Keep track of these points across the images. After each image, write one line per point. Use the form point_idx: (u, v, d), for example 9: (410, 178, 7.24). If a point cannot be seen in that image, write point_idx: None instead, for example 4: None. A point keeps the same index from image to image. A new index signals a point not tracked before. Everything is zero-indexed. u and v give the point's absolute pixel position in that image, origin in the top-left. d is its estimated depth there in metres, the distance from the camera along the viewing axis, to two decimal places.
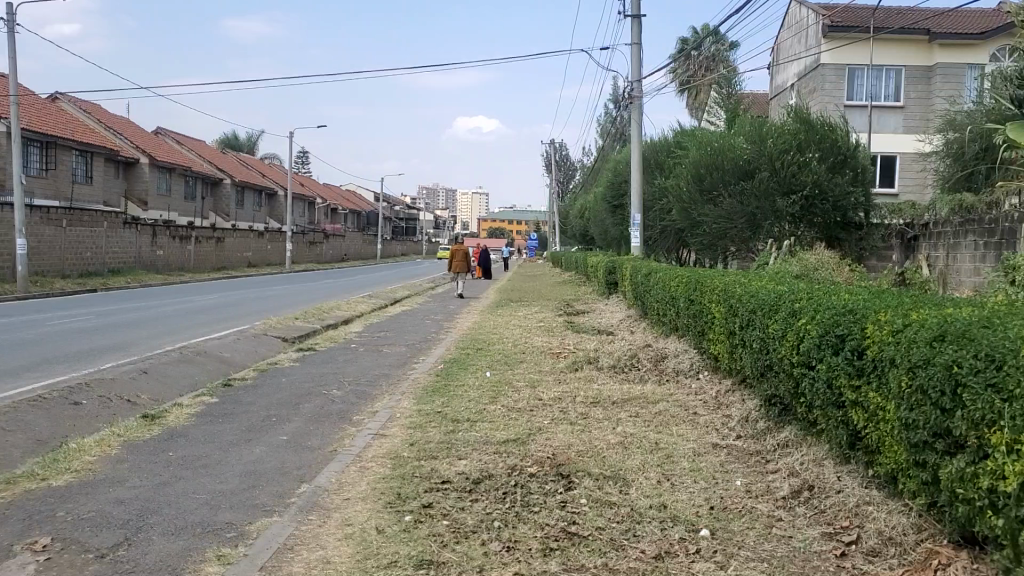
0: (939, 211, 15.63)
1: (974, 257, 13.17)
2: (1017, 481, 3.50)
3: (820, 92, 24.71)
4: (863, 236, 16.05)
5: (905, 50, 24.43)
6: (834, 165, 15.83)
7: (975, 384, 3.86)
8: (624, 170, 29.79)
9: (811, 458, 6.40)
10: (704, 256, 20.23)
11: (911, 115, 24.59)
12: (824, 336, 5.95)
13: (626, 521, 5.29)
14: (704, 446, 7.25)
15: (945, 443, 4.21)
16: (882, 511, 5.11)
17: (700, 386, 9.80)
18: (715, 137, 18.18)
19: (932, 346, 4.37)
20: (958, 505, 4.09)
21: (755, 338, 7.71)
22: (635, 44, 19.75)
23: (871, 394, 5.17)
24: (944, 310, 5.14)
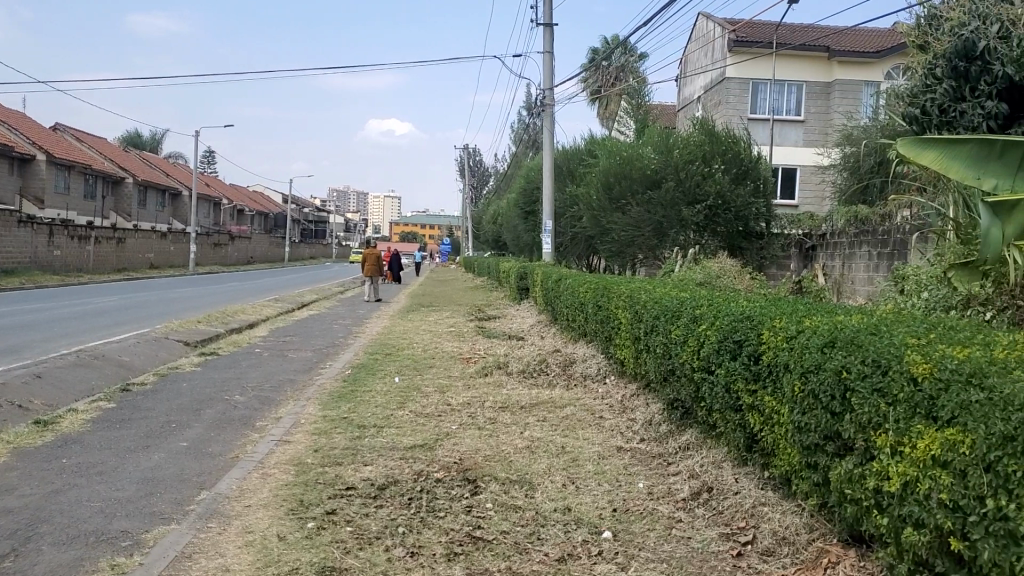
0: (836, 222, 16.18)
1: (867, 267, 13.69)
2: (900, 481, 3.65)
3: (725, 105, 25.35)
4: (763, 245, 16.69)
5: (806, 66, 25.25)
6: (737, 177, 16.44)
7: (862, 389, 4.03)
8: (535, 177, 30.03)
9: (711, 459, 6.56)
10: (613, 263, 20.52)
11: (811, 129, 25.43)
12: (723, 341, 6.12)
13: (531, 524, 5.33)
14: (609, 449, 7.36)
15: (835, 445, 4.37)
16: (777, 512, 5.27)
17: (607, 391, 9.92)
18: (624, 147, 18.49)
19: (823, 352, 4.54)
20: (846, 505, 4.25)
21: (658, 343, 7.87)
22: (547, 52, 19.93)
23: (767, 398, 5.34)
24: (835, 317, 5.34)
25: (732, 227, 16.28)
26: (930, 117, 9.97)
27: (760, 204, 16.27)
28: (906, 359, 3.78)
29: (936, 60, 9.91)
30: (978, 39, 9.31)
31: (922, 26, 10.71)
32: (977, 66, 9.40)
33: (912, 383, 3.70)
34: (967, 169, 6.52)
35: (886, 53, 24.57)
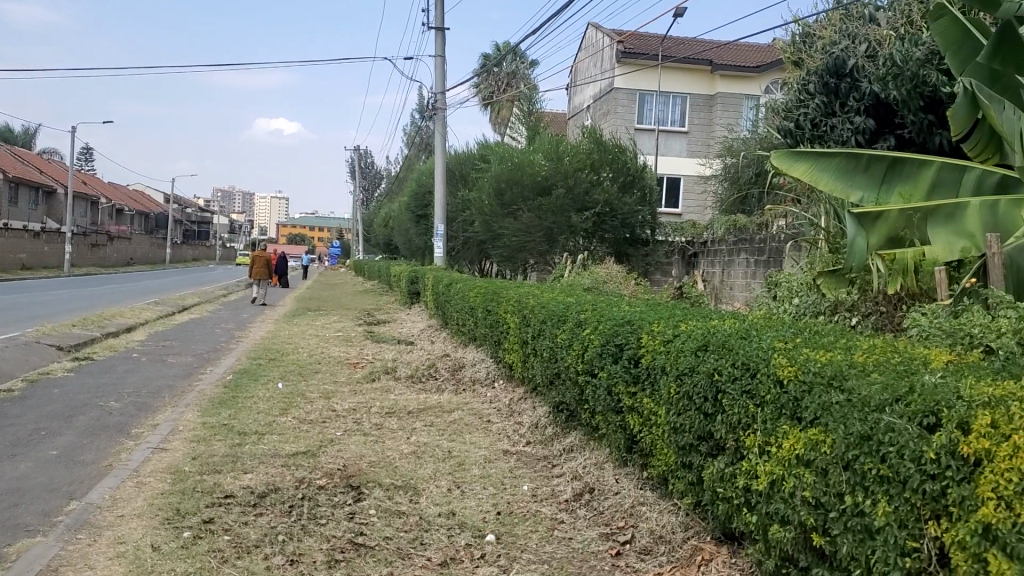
0: (716, 230, 16.69)
1: (745, 274, 14.14)
2: (767, 479, 3.81)
3: (613, 114, 25.83)
4: (648, 252, 17.11)
5: (690, 78, 25.95)
6: (624, 185, 16.87)
7: (733, 391, 4.20)
8: (426, 181, 29.95)
9: (593, 461, 6.67)
10: (504, 268, 20.63)
11: (694, 140, 26.16)
12: (605, 345, 6.24)
13: (414, 529, 5.31)
14: (495, 453, 7.40)
15: (708, 446, 4.52)
16: (654, 511, 5.40)
17: (495, 395, 9.97)
18: (513, 152, 18.65)
19: (697, 355, 4.70)
20: (719, 503, 4.40)
21: (544, 346, 7.97)
22: (438, 56, 19.90)
23: (645, 399, 5.48)
24: (710, 321, 5.53)
25: (619, 234, 16.75)
26: (803, 130, 10.44)
27: (644, 212, 16.79)
28: (773, 362, 3.94)
29: (810, 76, 10.34)
30: (847, 58, 9.82)
31: (795, 42, 11.27)
32: (847, 83, 9.85)
33: (778, 386, 3.87)
34: (835, 183, 7.26)
35: (766, 68, 25.47)
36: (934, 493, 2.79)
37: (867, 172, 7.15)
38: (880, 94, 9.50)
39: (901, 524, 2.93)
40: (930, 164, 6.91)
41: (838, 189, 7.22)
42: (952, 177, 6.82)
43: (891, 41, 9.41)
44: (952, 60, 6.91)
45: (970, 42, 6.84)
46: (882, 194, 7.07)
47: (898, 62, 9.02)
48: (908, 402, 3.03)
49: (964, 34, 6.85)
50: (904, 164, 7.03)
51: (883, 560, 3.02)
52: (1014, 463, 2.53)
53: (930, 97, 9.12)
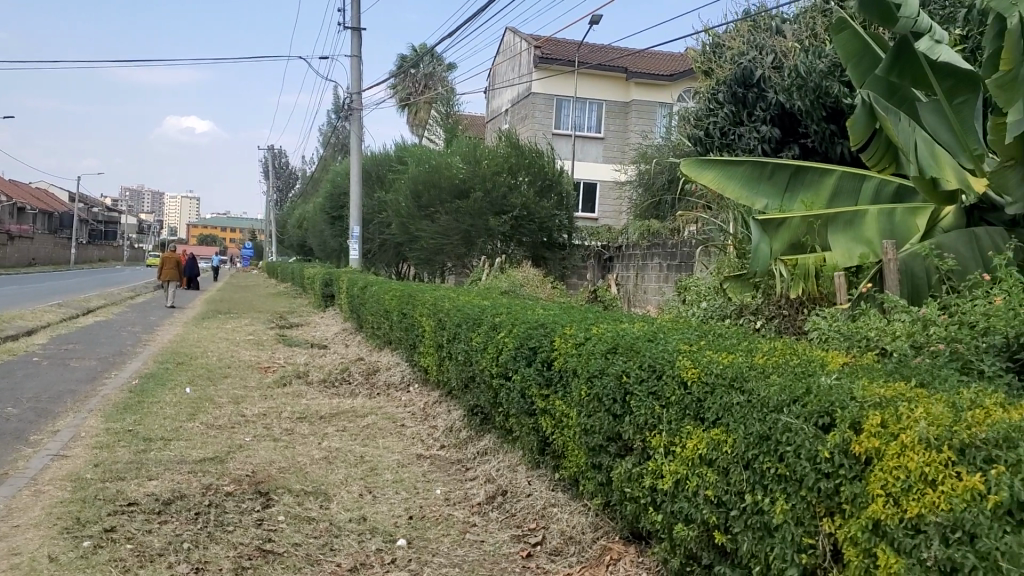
0: (630, 235, 16.91)
1: (657, 278, 14.38)
2: (672, 479, 3.90)
3: (531, 119, 25.97)
4: (565, 256, 17.16)
5: (606, 85, 26.25)
6: (542, 189, 16.87)
7: (640, 392, 4.28)
8: (342, 182, 29.65)
9: (506, 464, 6.70)
10: (420, 271, 20.56)
11: (610, 146, 26.50)
12: (519, 348, 6.28)
13: (324, 535, 5.26)
14: (409, 457, 7.37)
15: (617, 446, 4.59)
16: (565, 512, 5.45)
17: (410, 399, 9.94)
18: (430, 154, 18.61)
19: (607, 358, 4.78)
20: (627, 502, 4.48)
21: (459, 350, 7.97)
22: (355, 56, 19.72)
23: (557, 401, 5.53)
24: (621, 325, 5.62)
25: (536, 237, 16.80)
26: (713, 138, 10.69)
27: (562, 215, 16.90)
28: (678, 365, 4.04)
29: (719, 86, 10.61)
30: (754, 68, 10.04)
31: (705, 52, 11.51)
32: (754, 93, 10.08)
33: (683, 387, 3.96)
34: (741, 191, 7.44)
35: (679, 77, 25.92)
36: (828, 490, 2.89)
37: (771, 180, 7.35)
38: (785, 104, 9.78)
39: (798, 521, 3.04)
40: (830, 173, 7.14)
41: (744, 196, 7.40)
42: (852, 185, 7.07)
43: (796, 53, 9.69)
44: (853, 71, 7.13)
45: (868, 55, 7.10)
46: (786, 201, 7.28)
47: (802, 73, 9.37)
48: (804, 403, 3.14)
49: (863, 47, 7.09)
50: (806, 172, 7.23)
51: (780, 557, 3.12)
52: (901, 461, 2.62)
53: (832, 108, 9.47)
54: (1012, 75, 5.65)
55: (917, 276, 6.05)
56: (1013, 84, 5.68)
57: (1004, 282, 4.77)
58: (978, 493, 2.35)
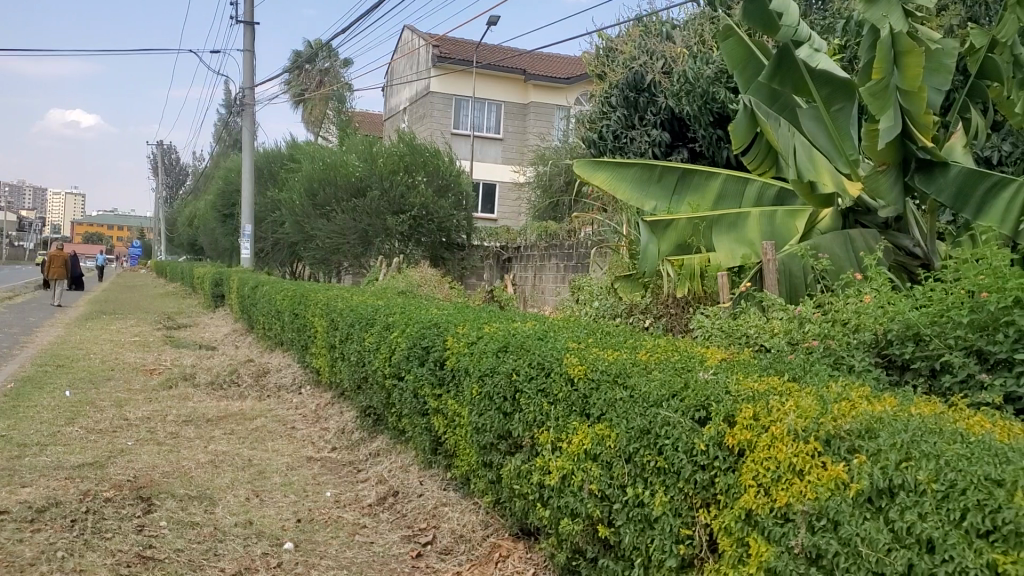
0: (527, 236, 16.92)
1: (554, 280, 14.43)
2: (558, 475, 3.95)
3: (429, 119, 25.74)
4: (464, 257, 17.14)
5: (504, 86, 26.22)
6: (438, 189, 16.78)
7: (529, 389, 4.32)
8: (234, 180, 28.95)
9: (398, 465, 6.64)
10: (315, 271, 20.24)
11: (508, 147, 26.51)
12: (412, 348, 6.25)
13: (208, 540, 5.12)
14: (298, 459, 7.24)
15: (506, 444, 4.61)
16: (456, 511, 5.43)
17: (301, 402, 9.73)
18: (326, 152, 18.33)
19: (498, 356, 4.82)
20: (516, 499, 4.50)
21: (353, 350, 7.87)
22: (248, 51, 19.27)
23: (449, 401, 5.52)
24: (512, 324, 5.65)
25: (435, 237, 16.73)
26: (606, 141, 10.93)
27: (460, 216, 16.85)
28: (565, 362, 4.12)
29: (612, 90, 10.83)
30: (645, 73, 10.39)
31: (599, 56, 11.61)
32: (645, 97, 10.43)
33: (569, 384, 4.04)
34: (631, 191, 7.56)
35: (575, 80, 26.08)
36: (704, 482, 3.00)
37: (660, 183, 7.51)
38: (674, 108, 10.04)
39: (676, 513, 3.14)
40: (716, 176, 7.36)
41: (634, 199, 7.54)
42: (735, 189, 7.33)
43: (685, 58, 9.90)
44: (739, 77, 7.24)
45: (753, 63, 7.21)
46: (673, 203, 7.45)
47: (690, 79, 9.60)
48: (682, 397, 3.27)
49: (749, 55, 7.18)
50: (693, 176, 7.44)
51: (659, 548, 3.19)
52: (771, 453, 2.73)
53: (719, 114, 9.64)
54: (882, 83, 5.88)
55: (795, 275, 6.26)
56: (883, 93, 5.91)
57: (874, 282, 4.99)
58: (841, 481, 2.44)
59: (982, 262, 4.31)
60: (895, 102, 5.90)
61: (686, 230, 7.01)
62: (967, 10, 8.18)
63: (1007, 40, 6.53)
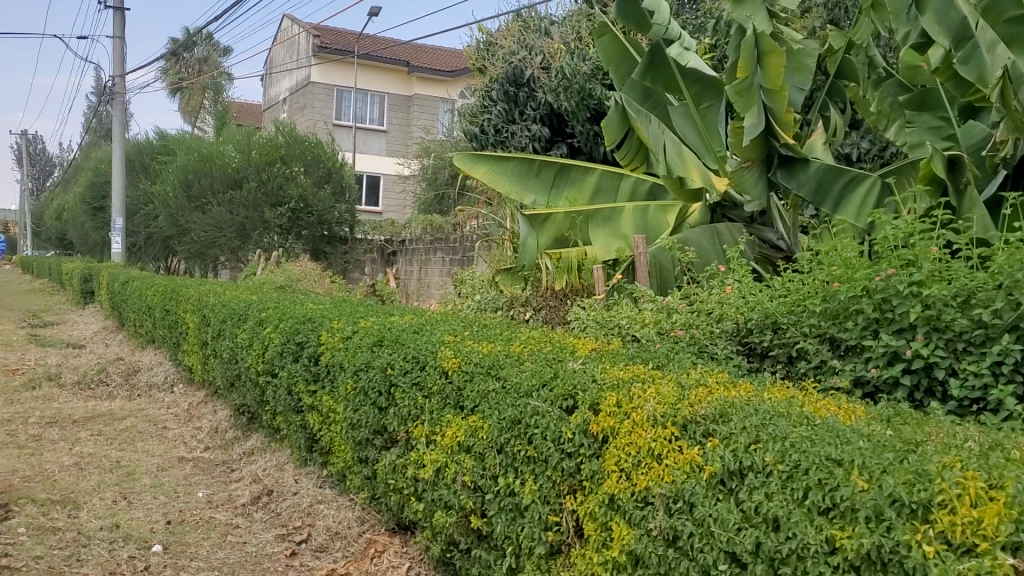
0: (412, 229, 16.78)
1: (437, 274, 14.33)
2: (432, 468, 3.95)
3: (310, 110, 25.10)
4: (347, 250, 16.93)
5: (387, 78, 25.86)
6: (318, 180, 16.49)
7: (403, 383, 4.31)
8: (104, 172, 27.79)
9: (274, 463, 6.52)
10: (191, 266, 19.62)
11: (393, 139, 26.14)
12: (285, 344, 6.14)
13: (71, 546, 4.92)
14: (170, 460, 7.02)
15: (381, 439, 4.58)
16: (332, 508, 5.38)
17: (173, 401, 9.39)
18: (201, 143, 17.77)
19: (373, 351, 4.80)
20: (391, 494, 4.50)
21: (225, 347, 7.70)
22: (118, 37, 18.51)
23: (324, 396, 5.44)
24: (388, 318, 5.61)
25: (315, 231, 16.49)
26: (487, 135, 10.94)
27: (341, 208, 16.64)
28: (439, 356, 4.13)
29: (493, 83, 10.86)
30: (524, 68, 10.50)
31: (479, 50, 11.62)
32: (525, 92, 10.51)
33: (443, 376, 4.05)
34: (510, 184, 7.60)
35: (459, 72, 25.94)
36: (571, 469, 3.06)
37: (538, 177, 7.58)
38: (553, 104, 10.16)
39: (545, 500, 3.19)
40: (593, 171, 7.49)
41: (514, 191, 7.59)
42: (611, 183, 7.48)
43: (563, 54, 10.01)
44: (614, 74, 7.39)
45: (627, 59, 7.36)
46: (552, 197, 7.55)
47: (568, 75, 9.70)
48: (551, 387, 3.34)
49: (622, 52, 7.33)
50: (570, 170, 7.54)
51: (529, 536, 3.24)
52: (632, 440, 2.81)
53: (595, 109, 9.81)
54: (748, 82, 6.11)
55: (665, 267, 6.46)
56: (748, 91, 6.13)
57: (736, 273, 5.18)
58: (696, 465, 2.53)
59: (835, 254, 4.51)
60: (759, 101, 6.11)
61: (563, 224, 7.12)
62: (828, 13, 8.56)
63: (862, 43, 6.84)
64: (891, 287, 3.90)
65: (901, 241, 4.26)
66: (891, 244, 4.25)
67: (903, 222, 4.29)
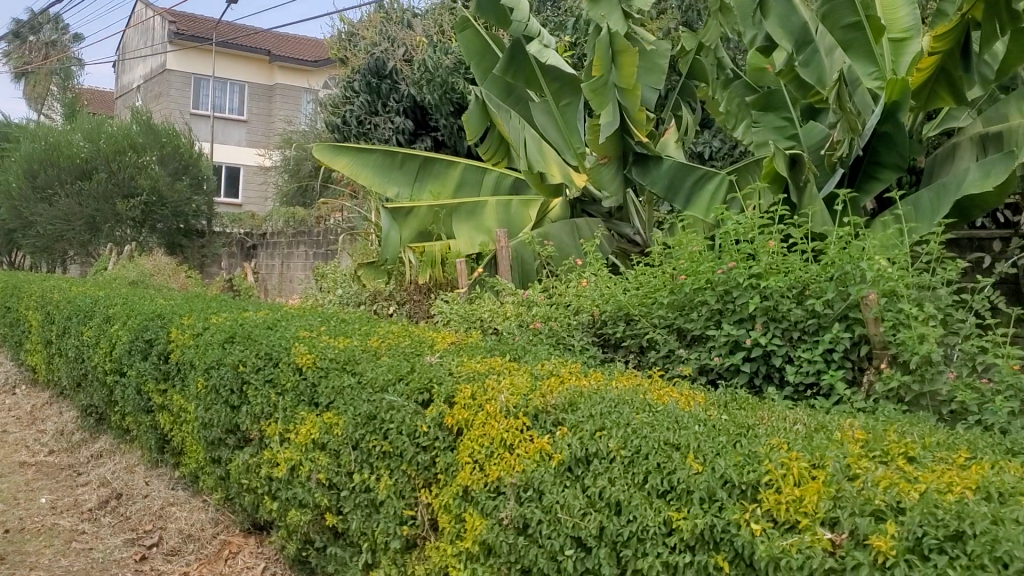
0: (273, 222, 16.46)
1: (298, 268, 14.05)
2: (286, 467, 3.89)
3: (165, 98, 24.14)
4: (205, 243, 16.45)
5: (247, 66, 25.06)
6: (174, 172, 15.92)
7: (256, 380, 4.23)
8: None
9: (124, 465, 6.26)
10: (37, 261, 18.55)
11: (254, 130, 25.42)
12: (134, 341, 5.91)
13: None
14: (9, 466, 6.63)
15: (234, 438, 4.47)
16: (184, 510, 5.21)
17: (15, 402, 8.90)
18: (45, 131, 16.83)
19: (224, 348, 4.68)
20: (245, 494, 4.40)
21: (71, 346, 7.33)
22: None
23: (174, 395, 5.27)
24: (242, 313, 5.48)
25: (170, 224, 15.92)
26: (350, 126, 10.79)
27: (198, 200, 16.13)
28: (293, 352, 4.07)
29: (355, 75, 10.77)
30: (387, 59, 10.43)
31: (341, 40, 11.45)
32: (388, 84, 10.52)
33: (297, 373, 3.99)
34: (374, 175, 7.51)
35: (322, 63, 25.33)
36: (426, 463, 3.08)
37: (402, 169, 7.54)
38: (416, 96, 10.25)
39: (400, 495, 3.18)
40: (456, 165, 7.51)
41: (377, 184, 7.51)
42: (474, 177, 7.53)
43: (425, 47, 9.99)
44: (477, 69, 7.40)
45: (489, 56, 7.38)
46: (416, 190, 7.53)
47: (430, 68, 9.67)
48: (407, 381, 3.34)
49: (484, 47, 7.34)
50: (433, 164, 7.55)
51: (384, 531, 3.24)
52: (485, 432, 2.85)
53: (458, 104, 9.85)
54: (602, 80, 6.24)
55: (526, 262, 6.55)
56: (603, 89, 6.27)
57: (592, 267, 5.30)
58: (545, 453, 2.59)
59: (683, 247, 4.68)
60: (613, 99, 6.27)
61: (426, 218, 7.10)
62: (682, 15, 8.85)
63: (711, 44, 7.09)
64: (733, 279, 4.08)
65: (743, 236, 4.45)
66: (735, 239, 4.43)
67: (745, 218, 4.48)
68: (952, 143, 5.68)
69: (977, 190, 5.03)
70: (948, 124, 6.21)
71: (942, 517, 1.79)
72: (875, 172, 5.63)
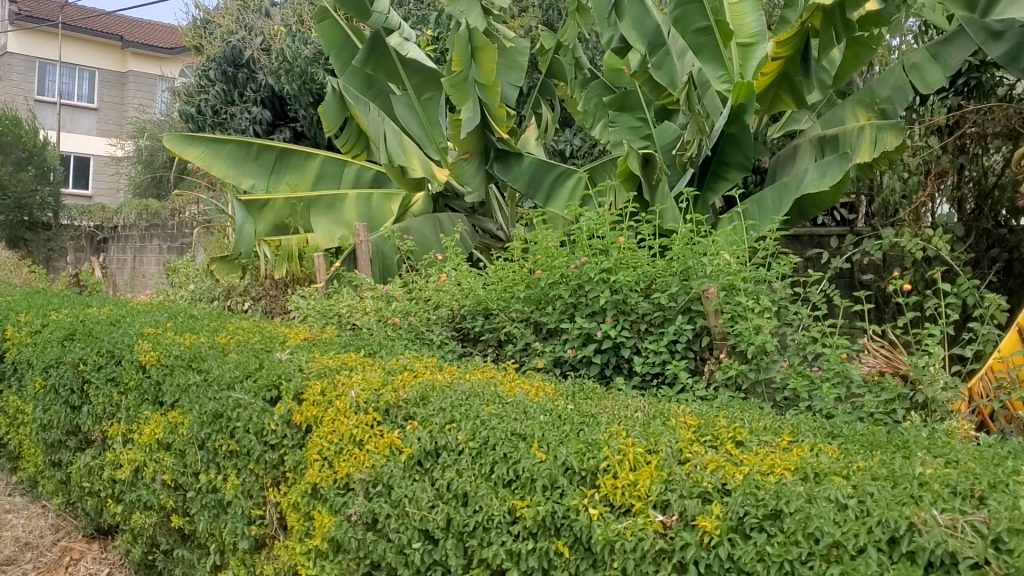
0: (124, 214, 15.72)
1: (151, 263, 13.49)
2: (129, 468, 3.77)
3: (6, 83, 22.77)
4: (51, 237, 15.61)
5: (96, 51, 23.89)
6: (17, 162, 15.04)
7: (97, 379, 4.07)
8: None
9: None
10: None
11: (104, 117, 24.29)
12: None
13: None
14: None
15: (76, 440, 4.29)
16: (22, 517, 4.93)
17: None
18: None
19: (63, 346, 4.47)
20: (87, 498, 4.22)
21: None
22: None
23: (11, 397, 5.01)
24: (85, 310, 5.25)
25: (13, 216, 15.02)
26: (204, 117, 10.41)
27: (43, 191, 15.31)
28: (135, 349, 3.92)
29: (210, 63, 10.47)
30: (243, 48, 10.26)
31: (196, 28, 11.10)
32: (244, 73, 10.27)
33: (141, 371, 3.85)
34: (228, 167, 7.26)
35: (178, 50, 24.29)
36: (274, 461, 3.04)
37: (257, 161, 7.33)
38: (274, 86, 10.01)
39: (248, 494, 3.13)
40: (314, 158, 7.43)
41: (231, 176, 7.26)
42: (333, 169, 7.46)
43: (284, 37, 9.80)
44: (336, 60, 7.31)
45: (350, 46, 7.29)
46: (272, 182, 7.34)
47: (288, 58, 9.45)
48: (255, 378, 3.27)
49: (345, 38, 7.26)
50: (290, 156, 7.39)
51: (232, 532, 3.18)
52: (334, 427, 2.83)
53: (317, 95, 9.68)
54: (462, 75, 6.26)
55: (387, 258, 6.57)
56: (463, 84, 6.30)
57: (451, 261, 5.34)
58: (395, 448, 2.60)
59: (539, 242, 4.77)
60: (473, 94, 6.30)
61: (283, 211, 6.88)
62: (542, 14, 8.99)
63: (569, 44, 7.24)
64: (584, 274, 4.20)
65: (597, 232, 4.57)
66: (587, 235, 4.55)
67: (598, 214, 4.61)
68: (794, 145, 5.98)
69: (815, 190, 5.32)
70: (790, 127, 6.55)
71: (762, 497, 1.90)
72: (722, 172, 5.85)
